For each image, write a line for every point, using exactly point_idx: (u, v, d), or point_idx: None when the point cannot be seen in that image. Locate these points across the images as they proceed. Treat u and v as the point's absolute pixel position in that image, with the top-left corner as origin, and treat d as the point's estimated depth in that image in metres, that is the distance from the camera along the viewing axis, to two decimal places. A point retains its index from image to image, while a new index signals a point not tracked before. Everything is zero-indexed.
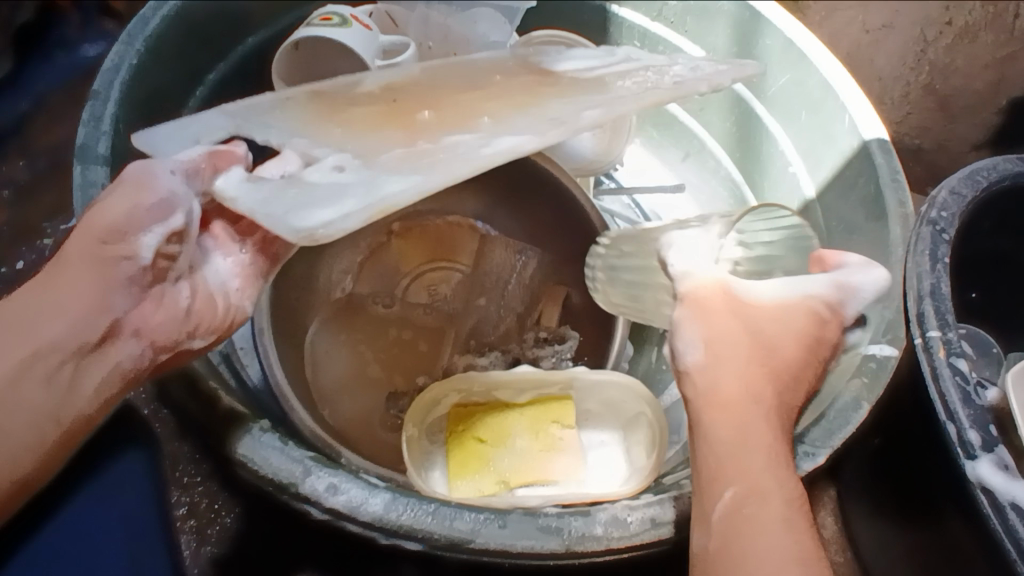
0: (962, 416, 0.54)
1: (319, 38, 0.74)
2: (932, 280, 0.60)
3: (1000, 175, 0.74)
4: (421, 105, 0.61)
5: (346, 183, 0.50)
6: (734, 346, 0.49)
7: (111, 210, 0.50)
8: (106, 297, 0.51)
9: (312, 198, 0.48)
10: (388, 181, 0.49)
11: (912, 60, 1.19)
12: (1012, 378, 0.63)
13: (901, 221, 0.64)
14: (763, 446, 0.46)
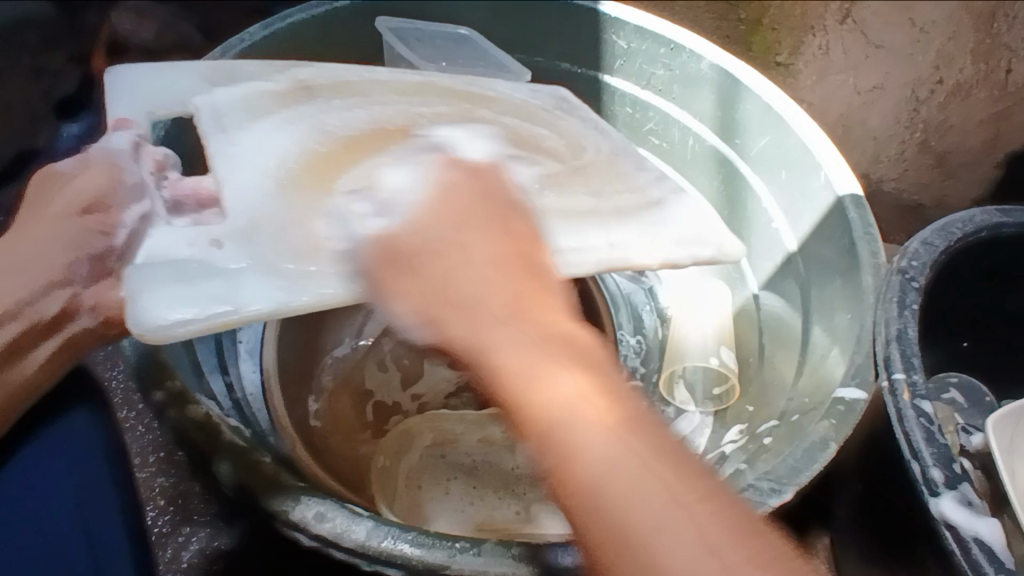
0: (925, 454, 0.58)
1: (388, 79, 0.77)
2: (899, 326, 0.65)
3: (975, 227, 0.77)
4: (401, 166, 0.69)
5: (212, 270, 0.55)
6: (475, 316, 0.44)
7: (83, 184, 0.58)
8: (65, 271, 0.56)
9: (175, 279, 0.53)
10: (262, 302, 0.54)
11: (906, 119, 1.23)
12: (990, 426, 0.70)
13: (874, 271, 0.68)
14: (556, 378, 0.41)
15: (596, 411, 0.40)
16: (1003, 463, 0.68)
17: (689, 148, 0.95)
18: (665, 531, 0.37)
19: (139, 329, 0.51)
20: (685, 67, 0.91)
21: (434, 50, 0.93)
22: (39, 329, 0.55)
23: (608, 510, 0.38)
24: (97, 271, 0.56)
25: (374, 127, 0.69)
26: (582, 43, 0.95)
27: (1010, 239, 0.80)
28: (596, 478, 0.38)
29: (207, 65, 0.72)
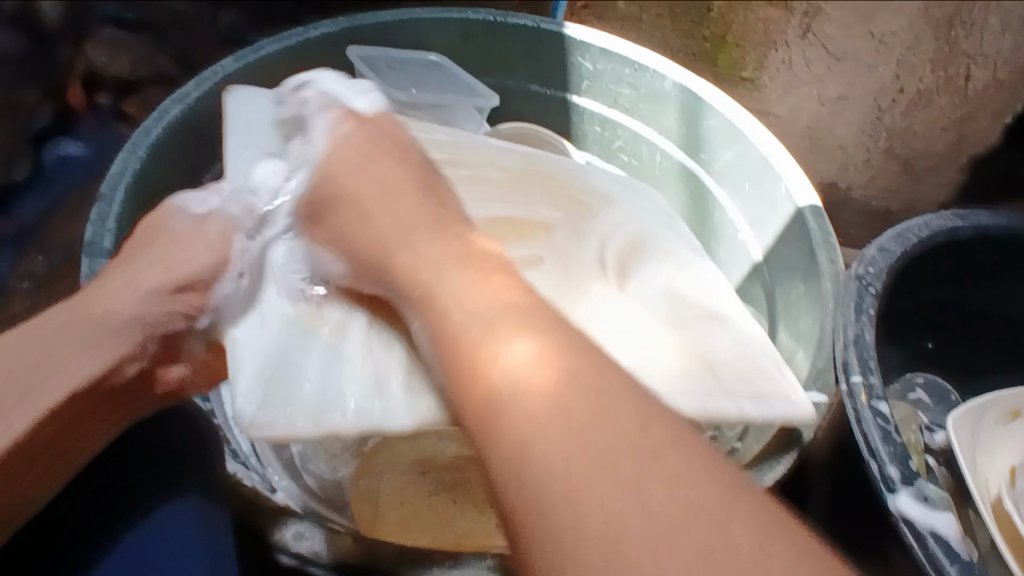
0: (881, 453, 0.60)
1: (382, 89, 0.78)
2: (856, 330, 0.67)
3: (932, 233, 0.79)
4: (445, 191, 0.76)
5: (305, 352, 0.65)
6: (560, 415, 0.43)
7: (187, 264, 0.63)
8: (138, 348, 0.60)
9: (270, 388, 0.62)
10: (336, 399, 0.62)
11: (870, 129, 1.28)
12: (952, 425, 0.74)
13: (833, 278, 0.70)
14: (562, 454, 0.42)
15: (577, 418, 0.43)
16: (967, 464, 0.72)
17: (658, 163, 0.99)
18: (534, 441, 0.43)
19: (254, 424, 0.60)
20: (651, 86, 0.94)
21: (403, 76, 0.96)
22: (135, 376, 0.60)
23: (528, 468, 0.42)
24: (165, 347, 0.63)
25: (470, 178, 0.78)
26: (547, 65, 0.99)
27: (966, 243, 0.82)
28: (552, 501, 0.40)
29: (268, 97, 0.80)
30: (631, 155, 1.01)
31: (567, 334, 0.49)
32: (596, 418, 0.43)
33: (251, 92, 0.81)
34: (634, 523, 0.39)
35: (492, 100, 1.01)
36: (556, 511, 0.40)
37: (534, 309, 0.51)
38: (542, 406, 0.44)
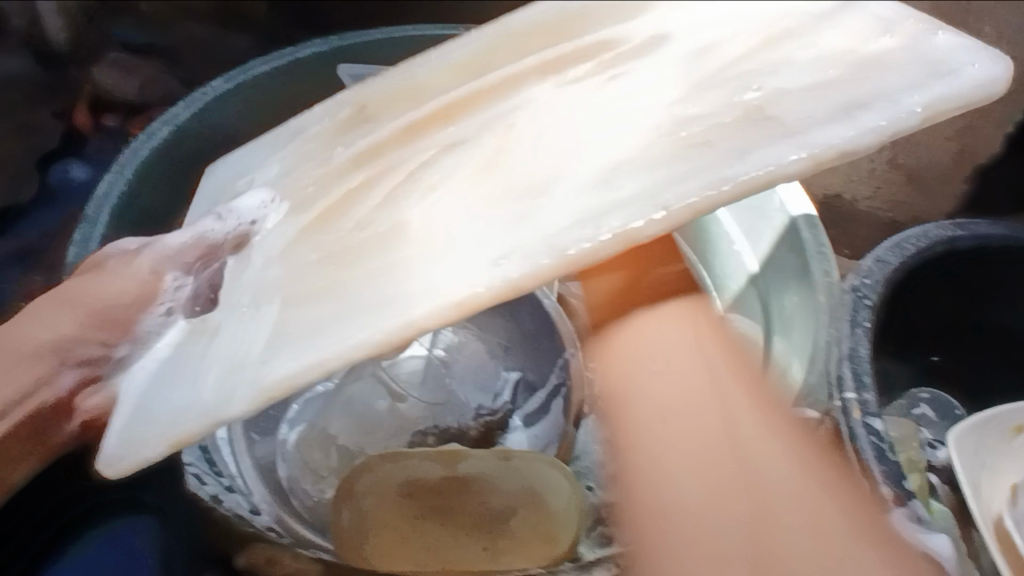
0: (877, 472, 0.59)
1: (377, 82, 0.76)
2: (851, 344, 0.66)
3: (930, 242, 0.77)
4: (436, 111, 0.68)
5: (201, 357, 0.55)
6: (696, 439, 0.51)
7: (108, 289, 0.66)
8: (55, 374, 0.64)
9: (158, 400, 0.54)
10: (187, 402, 0.50)
11: None
12: (953, 444, 0.74)
13: (828, 290, 0.69)
14: (785, 493, 0.49)
15: (804, 485, 0.50)
16: (969, 488, 0.72)
17: None
18: (756, 473, 0.50)
19: (105, 458, 0.52)
20: None
21: None
22: (49, 408, 0.64)
23: (759, 496, 0.48)
24: (89, 375, 0.64)
25: (412, 120, 0.69)
26: None
27: (967, 253, 0.80)
28: (747, 464, 0.50)
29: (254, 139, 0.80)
30: None
31: (706, 392, 0.53)
32: (777, 456, 0.51)
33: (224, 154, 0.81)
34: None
35: None
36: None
37: (725, 385, 0.54)
38: (703, 436, 0.51)
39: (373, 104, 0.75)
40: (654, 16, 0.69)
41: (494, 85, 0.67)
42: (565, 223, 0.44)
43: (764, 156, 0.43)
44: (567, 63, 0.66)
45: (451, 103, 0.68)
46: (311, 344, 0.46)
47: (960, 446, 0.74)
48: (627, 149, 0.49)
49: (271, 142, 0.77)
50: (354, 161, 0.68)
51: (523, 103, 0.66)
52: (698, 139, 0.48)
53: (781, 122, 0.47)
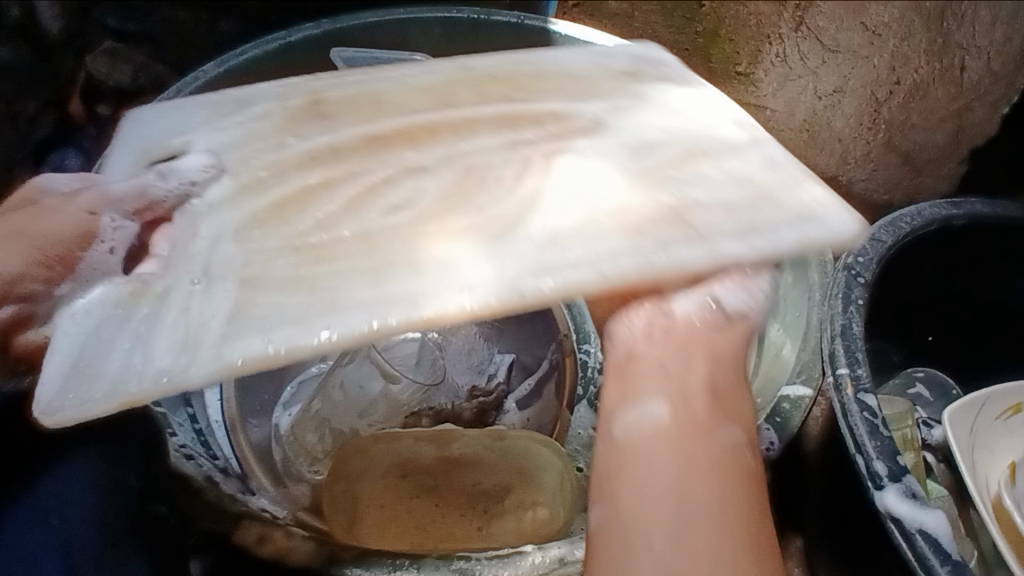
0: (868, 448, 0.59)
1: (353, 88, 0.68)
2: (844, 321, 0.65)
3: (923, 221, 0.78)
4: (401, 132, 0.64)
5: (137, 315, 0.52)
6: (696, 535, 0.42)
7: (54, 221, 0.58)
8: (10, 294, 0.56)
9: (95, 346, 0.51)
10: (140, 366, 0.49)
11: (868, 121, 1.23)
12: (947, 420, 0.74)
13: (820, 267, 0.68)
14: None
15: (715, 480, 0.44)
16: (964, 463, 0.72)
17: None
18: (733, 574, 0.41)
19: (45, 406, 0.49)
20: None
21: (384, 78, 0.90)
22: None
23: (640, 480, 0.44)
24: (44, 304, 0.57)
25: (365, 135, 0.64)
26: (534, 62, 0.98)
27: (960, 232, 0.80)
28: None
29: (199, 103, 0.68)
30: None
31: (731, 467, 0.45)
32: (707, 473, 0.44)
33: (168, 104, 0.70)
34: None
35: None
36: None
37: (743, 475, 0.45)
38: (704, 526, 0.42)
39: (327, 101, 0.68)
40: (648, 95, 0.68)
41: (452, 123, 0.65)
42: (491, 282, 0.50)
43: (681, 253, 0.51)
44: (550, 139, 0.63)
45: (419, 121, 0.65)
46: (261, 331, 0.49)
47: (955, 423, 0.74)
48: (603, 249, 0.51)
49: (220, 107, 0.68)
50: (273, 175, 0.62)
51: (495, 155, 0.62)
52: (554, 241, 0.53)
53: (695, 227, 0.53)
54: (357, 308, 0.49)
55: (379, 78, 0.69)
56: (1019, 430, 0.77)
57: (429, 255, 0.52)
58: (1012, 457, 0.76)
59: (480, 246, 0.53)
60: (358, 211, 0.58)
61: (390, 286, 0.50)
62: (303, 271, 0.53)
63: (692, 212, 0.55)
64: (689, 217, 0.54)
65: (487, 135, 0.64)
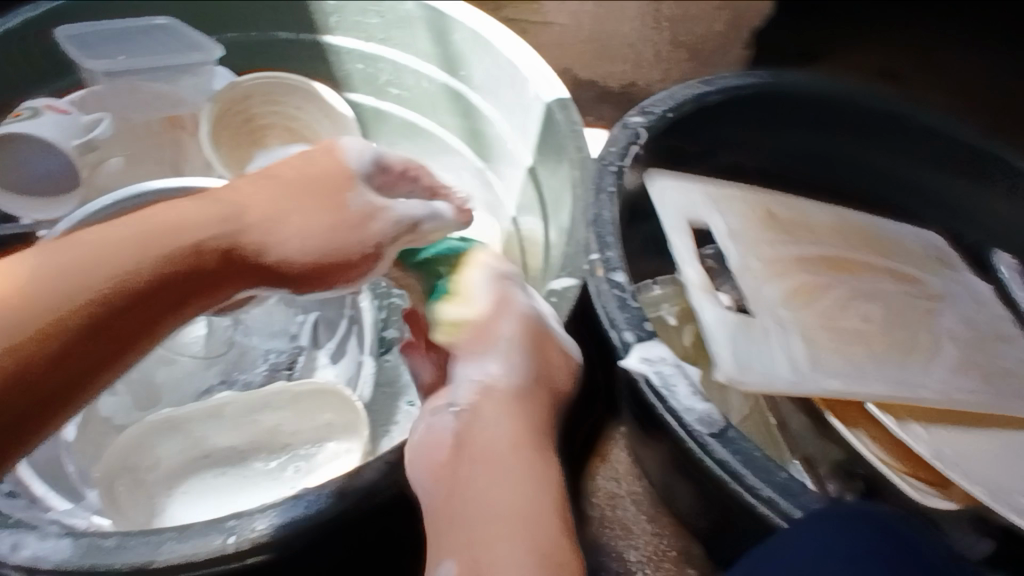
0: (619, 321, 0.56)
1: (778, 215, 0.82)
2: (596, 210, 0.65)
3: (675, 103, 0.78)
4: (812, 252, 0.79)
5: (765, 336, 0.69)
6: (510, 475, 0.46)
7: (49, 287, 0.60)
8: None
9: (862, 359, 0.70)
10: (773, 374, 0.66)
11: (653, 23, 1.35)
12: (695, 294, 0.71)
13: (578, 163, 0.71)
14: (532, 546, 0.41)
15: (515, 461, 0.47)
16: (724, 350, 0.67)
17: (425, 90, 0.96)
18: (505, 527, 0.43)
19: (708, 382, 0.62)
20: (396, 11, 0.91)
21: (123, 46, 0.83)
22: None
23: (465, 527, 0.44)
24: None
25: (822, 258, 0.78)
26: (289, 13, 0.93)
27: (715, 107, 0.82)
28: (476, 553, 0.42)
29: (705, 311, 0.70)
30: (400, 87, 0.97)
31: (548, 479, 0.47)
32: (513, 469, 0.46)
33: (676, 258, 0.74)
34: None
35: (220, 50, 0.81)
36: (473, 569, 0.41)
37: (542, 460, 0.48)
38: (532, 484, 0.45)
39: (802, 273, 0.76)
40: (919, 319, 0.75)
41: (822, 281, 0.76)
42: (934, 386, 0.69)
43: (911, 393, 0.67)
44: (907, 300, 0.77)
45: (795, 280, 0.75)
46: (866, 375, 0.68)
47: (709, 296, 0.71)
48: (937, 377, 0.70)
49: (785, 293, 0.74)
50: (791, 268, 0.76)
51: (788, 245, 0.78)
52: (851, 319, 0.73)
53: (905, 354, 0.71)
54: (882, 376, 0.68)
55: (774, 202, 0.83)
56: (810, 311, 0.73)
57: (909, 327, 0.74)
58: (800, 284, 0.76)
59: (886, 365, 0.70)
60: (815, 296, 0.75)
61: (895, 368, 0.69)
62: (793, 326, 0.71)
63: (823, 364, 0.69)
64: (878, 337, 0.72)
65: (872, 280, 0.77)
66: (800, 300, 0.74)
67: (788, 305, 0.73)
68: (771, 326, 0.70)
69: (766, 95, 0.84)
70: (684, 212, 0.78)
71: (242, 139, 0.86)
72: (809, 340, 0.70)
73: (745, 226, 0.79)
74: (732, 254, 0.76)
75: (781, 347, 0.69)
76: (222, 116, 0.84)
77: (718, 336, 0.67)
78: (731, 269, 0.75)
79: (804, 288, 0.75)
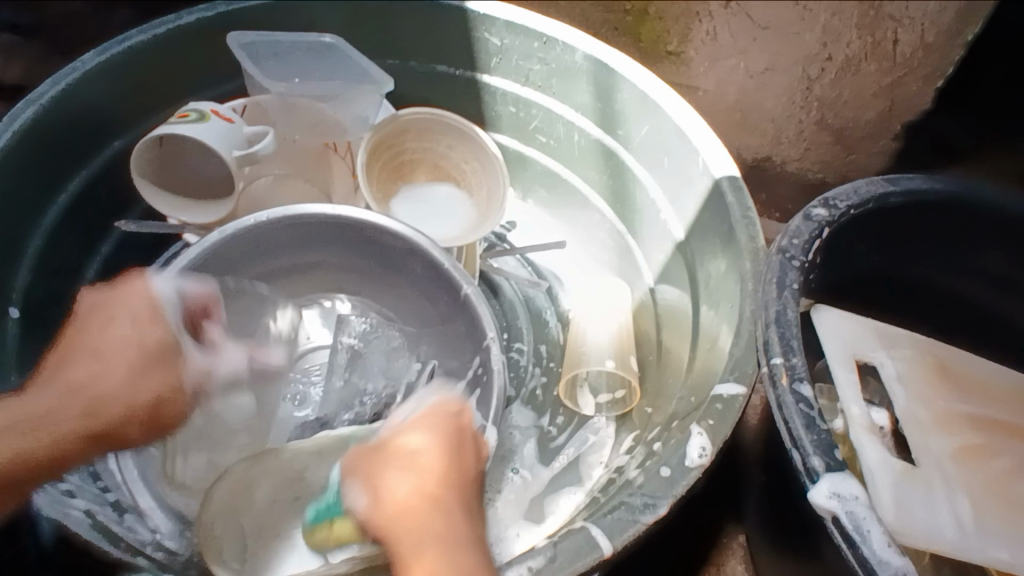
0: (805, 442, 0.53)
1: (950, 358, 0.72)
2: (778, 307, 0.60)
3: (860, 200, 0.71)
4: (988, 408, 0.69)
5: (929, 486, 0.60)
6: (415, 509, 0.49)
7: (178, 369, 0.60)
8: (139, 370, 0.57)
9: None
10: (935, 533, 0.57)
11: (800, 99, 1.14)
12: (857, 410, 0.63)
13: (753, 256, 0.66)
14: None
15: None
16: (884, 488, 0.58)
17: (576, 142, 0.92)
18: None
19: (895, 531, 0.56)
20: (561, 60, 0.87)
21: (293, 65, 0.82)
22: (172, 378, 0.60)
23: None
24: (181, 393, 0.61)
25: (999, 420, 0.69)
26: (449, 44, 0.90)
27: (896, 211, 0.73)
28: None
29: (871, 444, 0.61)
30: (548, 136, 0.94)
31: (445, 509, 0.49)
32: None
33: (837, 370, 0.67)
34: None
35: (390, 84, 0.81)
36: None
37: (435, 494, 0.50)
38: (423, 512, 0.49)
39: (980, 423, 0.68)
40: None
41: (999, 446, 0.66)
42: None
43: None
44: None
45: (970, 439, 0.66)
46: None
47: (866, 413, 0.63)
48: None
49: (958, 448, 0.65)
50: (962, 420, 0.67)
51: (953, 392, 0.69)
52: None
53: None
54: None
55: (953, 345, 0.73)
56: (980, 472, 0.63)
57: None
58: (972, 438, 0.66)
59: None
60: (987, 457, 0.65)
61: None
62: (966, 479, 0.62)
63: (989, 542, 0.59)
64: None
65: None
66: (970, 463, 0.64)
67: (959, 462, 0.63)
68: (937, 475, 0.62)
69: (961, 208, 0.74)
70: (839, 319, 0.71)
71: (391, 172, 0.85)
72: (979, 504, 0.61)
73: (919, 359, 0.71)
74: (898, 400, 0.68)
75: (951, 503, 0.60)
76: (379, 144, 0.83)
77: (876, 477, 0.59)
78: (897, 408, 0.67)
79: (969, 443, 0.65)
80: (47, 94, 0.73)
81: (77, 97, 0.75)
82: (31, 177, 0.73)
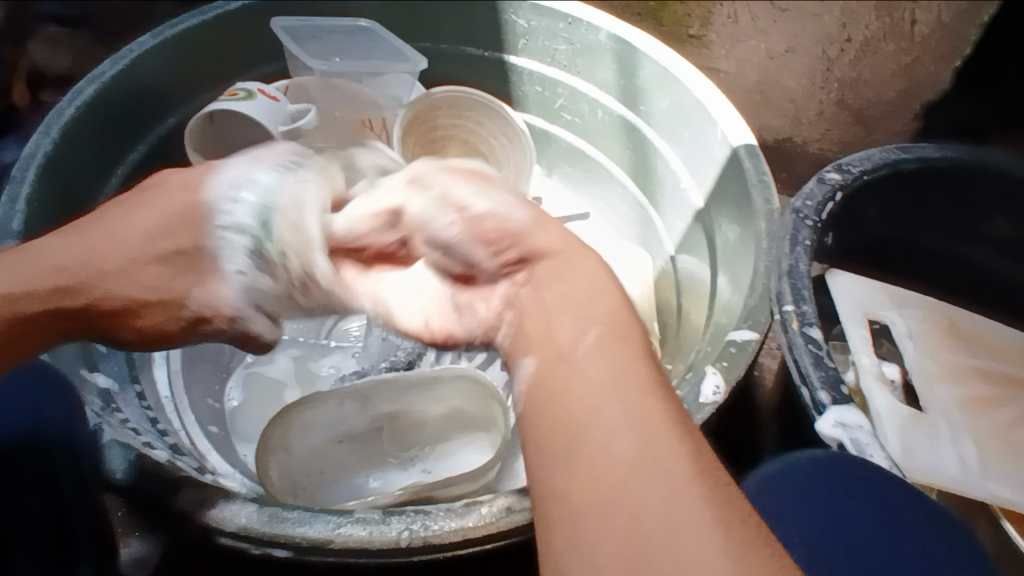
0: (812, 378, 0.58)
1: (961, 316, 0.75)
2: (791, 261, 0.65)
3: (873, 165, 0.74)
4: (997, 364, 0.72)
5: (935, 432, 0.63)
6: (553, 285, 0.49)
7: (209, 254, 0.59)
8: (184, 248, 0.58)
9: None
10: (941, 472, 0.61)
11: (821, 80, 1.16)
12: (864, 359, 0.67)
13: (767, 217, 0.69)
14: (614, 401, 0.40)
15: (632, 387, 0.40)
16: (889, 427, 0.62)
17: (600, 119, 0.96)
18: (586, 413, 0.40)
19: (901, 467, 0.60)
20: (585, 40, 0.91)
21: (332, 46, 0.87)
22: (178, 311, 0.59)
23: (574, 429, 0.40)
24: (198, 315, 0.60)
25: (1008, 375, 0.71)
26: (479, 26, 0.95)
27: (909, 176, 0.76)
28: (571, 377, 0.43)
29: (880, 392, 0.65)
30: (573, 113, 0.98)
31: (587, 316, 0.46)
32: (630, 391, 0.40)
33: (849, 323, 0.71)
34: (597, 412, 0.40)
35: (422, 62, 0.85)
36: (561, 437, 0.40)
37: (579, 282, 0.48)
38: (557, 302, 0.47)
39: (989, 376, 0.70)
40: None
41: (1009, 398, 0.69)
42: None
43: None
44: None
45: (979, 391, 0.68)
46: None
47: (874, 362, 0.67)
48: None
49: (967, 399, 0.67)
50: (971, 373, 0.70)
51: (962, 348, 0.72)
52: None
53: None
54: None
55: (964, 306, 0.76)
56: (988, 422, 0.66)
57: None
58: (981, 390, 0.69)
59: None
60: (995, 408, 0.67)
61: None
62: (974, 428, 0.65)
63: (995, 482, 0.61)
64: None
65: None
66: (978, 413, 0.66)
67: (966, 410, 0.66)
68: (944, 421, 0.65)
69: (972, 175, 0.76)
70: (850, 281, 0.75)
71: (424, 146, 0.90)
72: (985, 447, 0.64)
73: (930, 318, 0.74)
74: (909, 354, 0.71)
75: (955, 446, 0.63)
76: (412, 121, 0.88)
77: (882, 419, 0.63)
78: (907, 359, 0.71)
79: (978, 394, 0.68)
80: (107, 73, 0.79)
81: (132, 75, 0.81)
82: (92, 149, 0.79)
